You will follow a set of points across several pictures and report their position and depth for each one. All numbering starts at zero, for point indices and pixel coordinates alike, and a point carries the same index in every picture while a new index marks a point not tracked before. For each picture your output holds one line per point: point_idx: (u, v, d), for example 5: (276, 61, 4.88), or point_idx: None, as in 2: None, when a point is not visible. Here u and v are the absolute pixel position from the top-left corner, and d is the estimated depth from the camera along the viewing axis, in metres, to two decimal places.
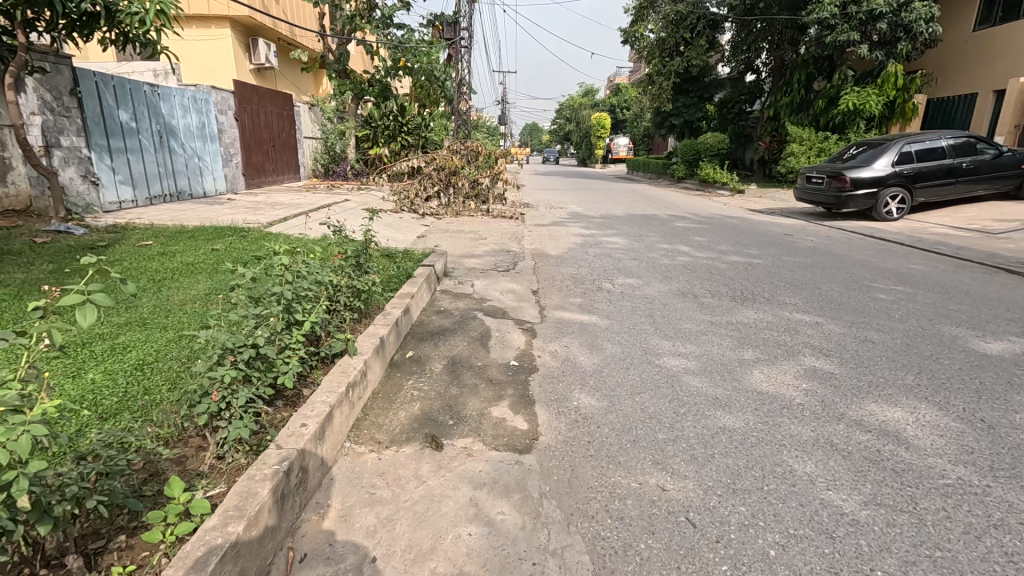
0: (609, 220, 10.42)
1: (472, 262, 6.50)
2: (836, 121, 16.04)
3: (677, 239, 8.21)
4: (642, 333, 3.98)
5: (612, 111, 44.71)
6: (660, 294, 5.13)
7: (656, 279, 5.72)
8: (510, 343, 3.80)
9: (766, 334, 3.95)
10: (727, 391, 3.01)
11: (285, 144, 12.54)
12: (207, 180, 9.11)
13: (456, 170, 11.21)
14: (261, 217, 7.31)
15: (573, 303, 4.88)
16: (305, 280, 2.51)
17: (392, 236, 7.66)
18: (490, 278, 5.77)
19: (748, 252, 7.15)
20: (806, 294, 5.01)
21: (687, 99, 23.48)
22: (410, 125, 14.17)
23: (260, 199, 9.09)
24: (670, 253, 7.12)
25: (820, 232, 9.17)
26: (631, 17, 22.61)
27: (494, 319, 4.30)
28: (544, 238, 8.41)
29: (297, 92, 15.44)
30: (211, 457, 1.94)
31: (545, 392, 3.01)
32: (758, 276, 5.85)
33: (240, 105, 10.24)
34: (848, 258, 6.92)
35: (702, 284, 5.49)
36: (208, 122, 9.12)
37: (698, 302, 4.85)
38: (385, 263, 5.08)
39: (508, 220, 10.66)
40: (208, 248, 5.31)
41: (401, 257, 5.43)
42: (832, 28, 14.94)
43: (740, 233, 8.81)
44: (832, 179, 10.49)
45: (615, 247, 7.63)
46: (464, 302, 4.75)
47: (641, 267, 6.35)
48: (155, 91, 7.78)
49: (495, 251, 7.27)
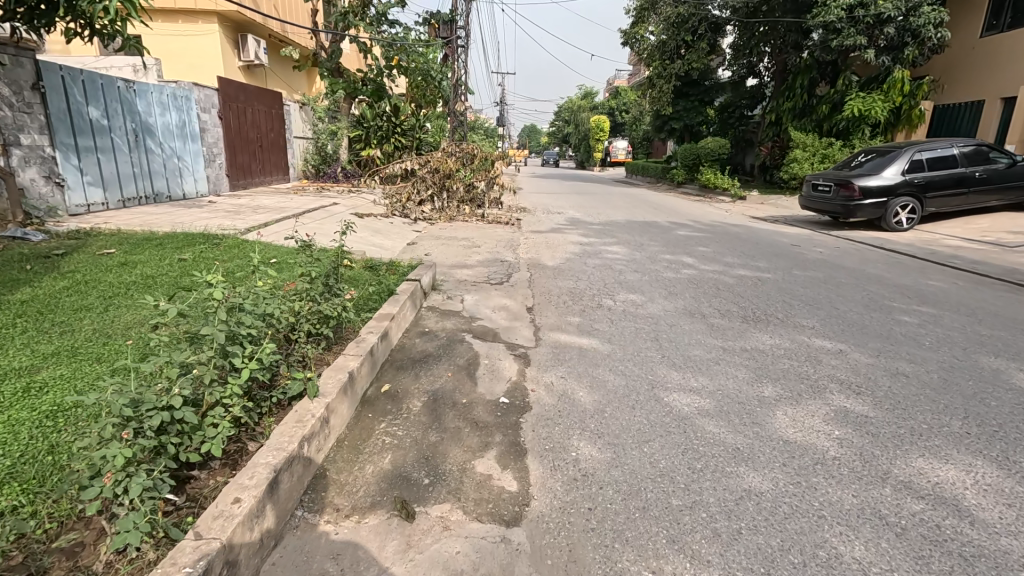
0: (608, 227, 10.02)
1: (464, 274, 6.08)
2: (840, 127, 15.71)
3: (679, 249, 7.82)
4: (648, 363, 3.57)
5: (611, 113, 44.39)
6: (665, 313, 4.72)
7: (660, 296, 5.32)
8: (499, 373, 3.39)
9: (785, 364, 3.55)
10: (749, 440, 2.61)
11: (274, 144, 12.11)
12: (187, 181, 8.66)
13: (451, 173, 10.84)
14: (240, 222, 6.88)
15: (570, 323, 4.47)
16: (250, 314, 2.06)
17: (380, 244, 7.26)
18: (482, 293, 5.36)
19: (756, 264, 6.76)
20: (823, 315, 4.61)
21: (687, 103, 22.78)
22: (404, 126, 13.76)
23: (243, 202, 8.66)
24: (673, 265, 6.72)
25: (828, 243, 8.80)
26: (633, 19, 22.32)
27: (483, 343, 3.89)
28: (541, 246, 8.02)
29: (288, 90, 15.01)
30: (108, 552, 1.52)
31: (538, 440, 2.61)
32: (769, 293, 5.45)
33: (226, 103, 9.81)
34: (862, 272, 6.54)
35: (709, 302, 5.09)
36: (189, 121, 8.67)
37: (708, 323, 4.44)
38: (365, 278, 4.68)
39: (503, 226, 10.25)
40: (175, 259, 4.89)
41: (384, 270, 5.03)
42: (838, 32, 14.62)
43: (745, 243, 8.43)
44: (839, 187, 10.14)
45: (615, 258, 7.22)
46: (452, 321, 4.34)
47: (643, 281, 5.95)
48: (130, 87, 7.34)
49: (488, 261, 6.85)
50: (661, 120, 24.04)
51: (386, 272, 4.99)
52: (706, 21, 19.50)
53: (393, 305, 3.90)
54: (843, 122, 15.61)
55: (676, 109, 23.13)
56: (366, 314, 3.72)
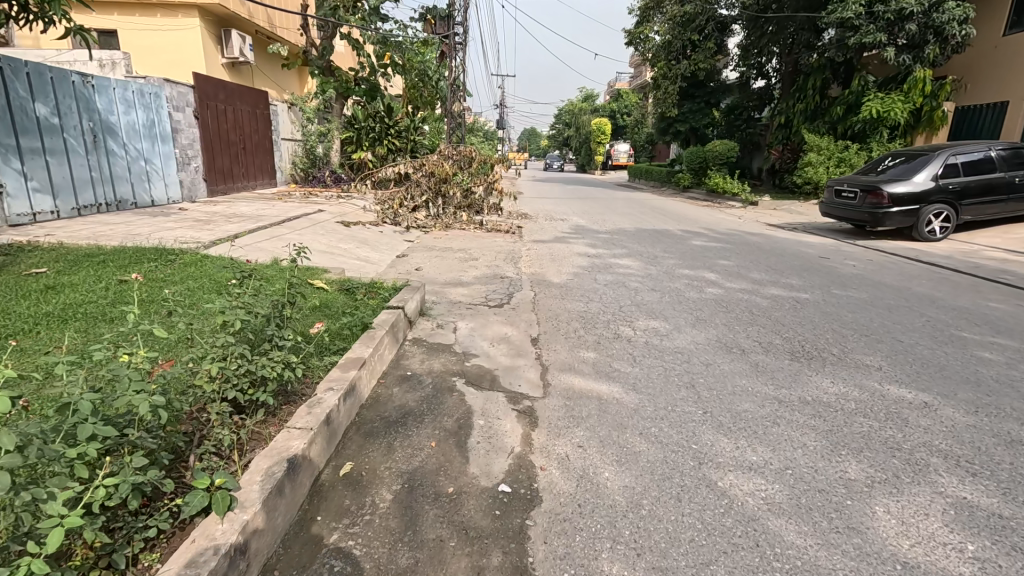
0: (616, 237, 9.26)
1: (458, 294, 5.31)
2: (856, 129, 14.99)
3: (697, 263, 7.07)
4: (688, 426, 2.79)
5: (611, 116, 43.62)
6: (695, 347, 3.95)
7: (685, 322, 4.55)
8: (498, 442, 2.60)
9: (862, 427, 2.78)
10: (852, 565, 1.84)
11: (258, 146, 11.25)
12: (156, 187, 7.91)
13: (447, 177, 10.10)
14: (207, 232, 6.11)
15: (584, 360, 3.71)
16: (86, 420, 1.33)
17: (366, 259, 6.50)
18: (478, 318, 4.59)
19: (788, 281, 6.01)
20: (886, 350, 3.85)
21: (693, 104, 22.24)
22: (398, 127, 13.09)
23: (218, 209, 7.90)
24: (694, 283, 5.97)
25: (858, 255, 8.05)
26: (636, 18, 21.66)
27: (479, 393, 3.11)
28: (545, 259, 7.26)
29: (277, 90, 14.25)
30: None
31: (553, 561, 1.85)
32: (812, 318, 4.70)
33: (202, 102, 9.06)
34: (908, 290, 5.79)
35: (746, 331, 4.33)
36: (159, 120, 7.92)
37: (750, 362, 3.69)
38: (336, 306, 3.90)
39: (504, 234, 9.51)
40: (113, 281, 4.10)
41: (361, 294, 4.25)
42: (855, 29, 13.93)
43: (768, 255, 7.68)
44: (866, 193, 9.39)
45: (628, 273, 6.46)
46: (441, 360, 3.57)
47: (662, 303, 5.18)
48: (87, 82, 6.61)
49: (486, 277, 6.08)
50: (666, 122, 23.27)
51: (364, 296, 4.22)
52: (713, 20, 18.83)
53: (368, 345, 3.13)
54: (860, 124, 14.87)
55: (681, 112, 22.39)
56: (333, 357, 2.96)
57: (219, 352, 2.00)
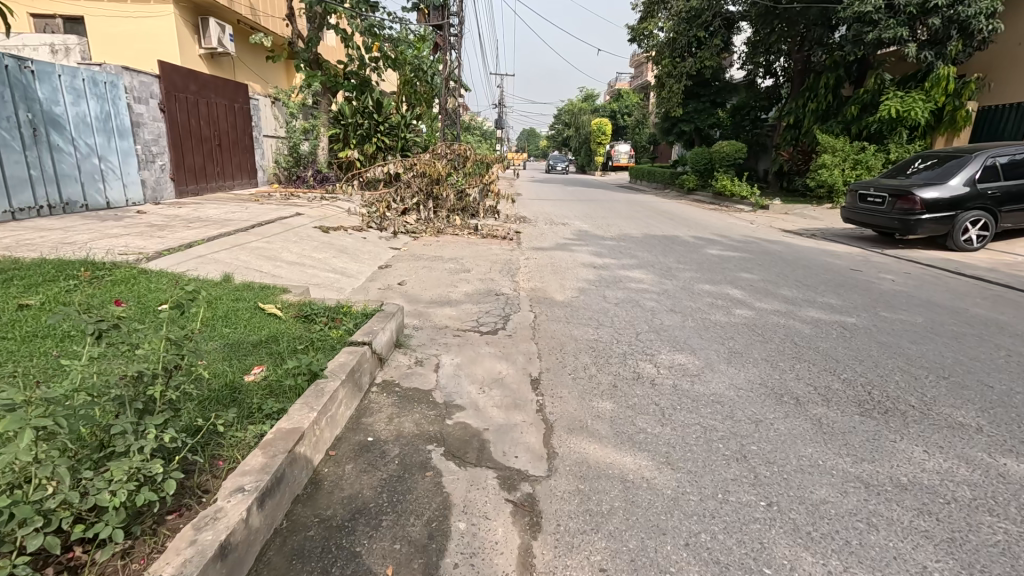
0: (624, 244, 8.47)
1: (445, 317, 4.53)
2: (873, 129, 14.28)
3: (716, 277, 6.30)
4: (753, 532, 2.00)
5: (612, 116, 42.66)
6: (736, 394, 3.18)
7: (717, 357, 3.75)
8: (485, 566, 1.80)
9: (995, 536, 1.98)
10: None
11: (237, 144, 10.42)
12: (113, 187, 7.09)
13: (439, 178, 9.34)
14: (159, 240, 5.32)
15: (598, 416, 2.91)
16: None
17: (342, 272, 5.72)
18: (467, 350, 3.80)
19: (825, 300, 5.24)
20: (975, 401, 3.06)
21: (698, 104, 21.45)
22: (389, 124, 12.31)
23: (183, 212, 7.11)
24: (718, 302, 5.21)
25: (892, 267, 7.28)
26: (640, 14, 21.00)
27: (460, 474, 2.30)
28: (545, 271, 6.47)
29: (261, 84, 13.43)
30: None
31: None
32: (867, 350, 3.93)
33: (169, 94, 8.21)
34: (965, 312, 5.02)
35: (794, 369, 3.55)
36: (116, 113, 7.11)
37: (811, 417, 2.91)
38: (284, 343, 3.10)
39: (500, 241, 8.75)
40: (7, 306, 3.25)
41: (320, 324, 3.45)
42: (873, 24, 13.15)
43: (793, 268, 6.91)
44: (895, 198, 8.61)
45: (642, 288, 5.68)
46: (415, 416, 2.77)
47: (685, 329, 4.39)
48: (25, 67, 5.79)
49: (479, 295, 5.30)
50: (670, 122, 22.49)
51: (324, 327, 3.41)
52: (721, 16, 18.26)
53: (313, 407, 2.35)
54: (877, 125, 14.08)
55: (686, 111, 21.55)
56: (260, 428, 2.18)
57: (13, 477, 1.26)
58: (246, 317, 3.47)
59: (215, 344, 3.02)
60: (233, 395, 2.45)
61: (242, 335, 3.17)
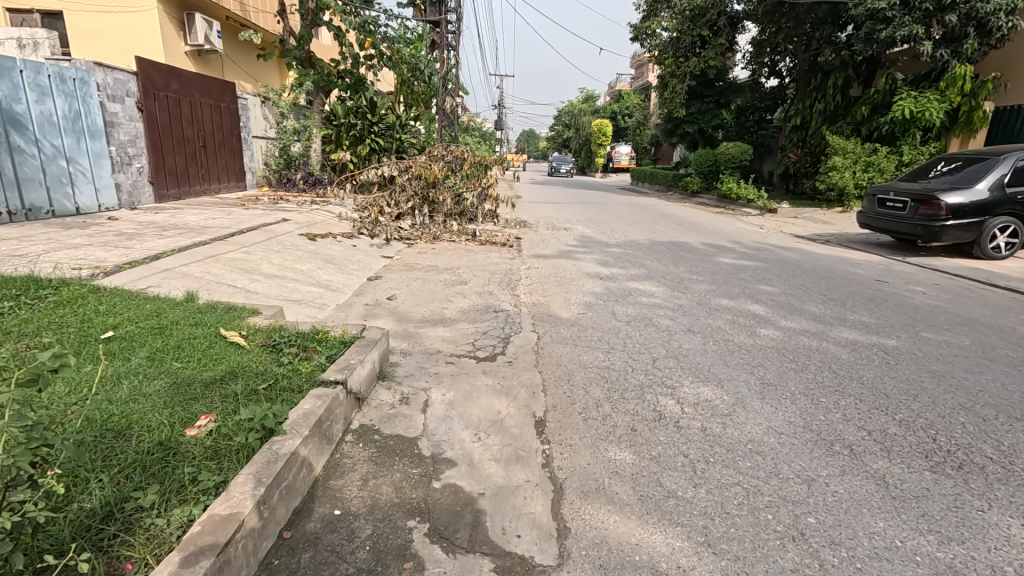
0: (630, 251, 7.99)
1: (437, 340, 4.05)
2: (884, 131, 13.84)
3: (733, 289, 5.82)
4: None
5: (612, 117, 41.87)
6: (778, 441, 2.69)
7: (748, 393, 3.27)
8: None
9: None
10: None
11: (223, 145, 9.92)
12: (83, 191, 6.60)
13: (435, 181, 8.86)
14: (125, 250, 4.85)
15: (617, 474, 2.43)
16: None
17: (326, 286, 5.24)
18: (460, 383, 3.31)
19: (857, 318, 4.76)
20: None
21: (702, 105, 20.92)
22: (381, 124, 11.56)
23: (159, 219, 6.63)
24: (739, 319, 4.73)
25: (918, 277, 6.81)
26: (642, 13, 20.58)
27: (448, 566, 1.81)
28: (548, 283, 5.99)
29: (252, 83, 12.97)
30: None
31: None
32: (918, 380, 3.45)
33: (146, 91, 7.71)
34: (1013, 331, 4.55)
35: (840, 407, 3.07)
36: (87, 112, 6.63)
37: (873, 474, 2.42)
38: (243, 382, 2.62)
39: (499, 247, 8.27)
40: None
41: (288, 356, 2.95)
42: (886, 22, 12.68)
43: (814, 279, 6.43)
44: (918, 203, 8.15)
45: (654, 303, 5.20)
46: (396, 477, 2.28)
47: (707, 353, 3.90)
48: None
49: (476, 311, 4.82)
50: (672, 123, 21.90)
51: (293, 361, 2.91)
52: (725, 15, 17.97)
53: (261, 480, 1.85)
54: (888, 125, 13.70)
55: (689, 112, 21.09)
56: (186, 513, 1.69)
57: None
58: (203, 347, 2.97)
59: (159, 386, 2.53)
60: (164, 462, 1.97)
61: (194, 372, 2.68)
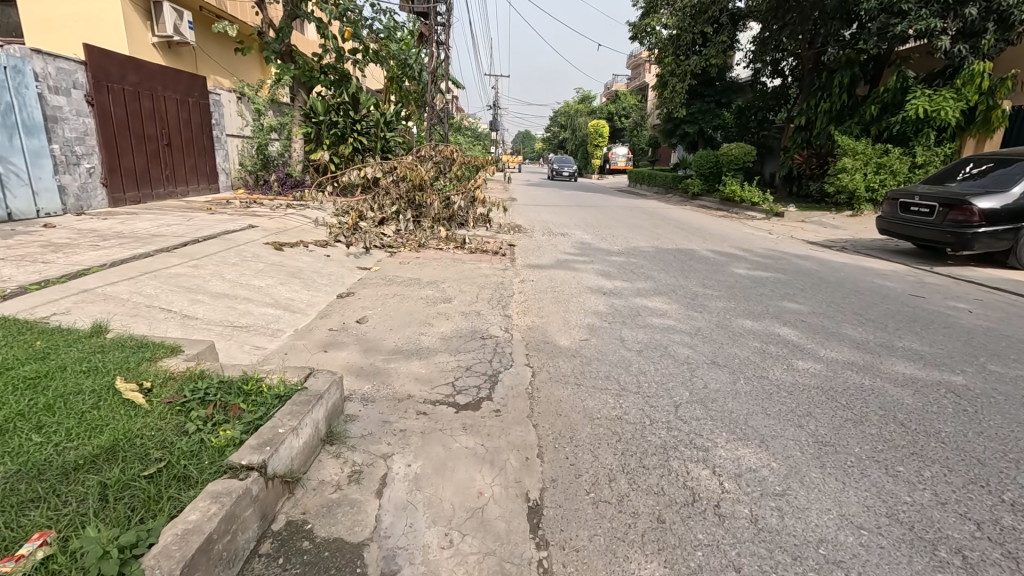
0: (634, 260, 7.30)
1: (409, 379, 3.32)
2: (895, 131, 13.21)
3: (754, 308, 5.10)
4: None
5: (610, 117, 41.38)
6: (861, 543, 1.96)
7: (802, 458, 2.54)
8: None
9: None
10: None
11: (192, 143, 9.13)
12: (17, 194, 5.84)
13: (422, 183, 8.16)
14: (41, 266, 4.09)
15: None
16: None
17: (286, 305, 4.51)
18: (430, 446, 2.58)
19: (906, 345, 4.08)
20: None
21: (702, 104, 20.32)
22: (365, 123, 10.75)
23: (104, 225, 5.87)
24: (769, 346, 4.04)
25: (955, 291, 6.14)
26: (642, 10, 19.96)
27: None
28: (545, 299, 5.27)
29: (228, 77, 12.20)
30: None
31: None
32: (1014, 436, 2.73)
33: (97, 82, 6.93)
34: None
35: (928, 483, 2.34)
36: (21, 105, 5.86)
37: None
38: (119, 469, 1.87)
39: (491, 256, 7.56)
40: None
41: (198, 420, 2.21)
42: (901, 15, 12.09)
43: (843, 294, 5.74)
44: (946, 209, 7.49)
45: (667, 326, 4.49)
46: None
47: (740, 397, 3.17)
48: None
49: (460, 337, 4.10)
50: (672, 123, 21.30)
51: (202, 429, 2.16)
52: (728, 12, 17.32)
53: None
54: (900, 125, 13.07)
55: (689, 112, 20.50)
56: None
57: None
58: (83, 408, 2.21)
59: None
60: None
61: (55, 451, 1.93)
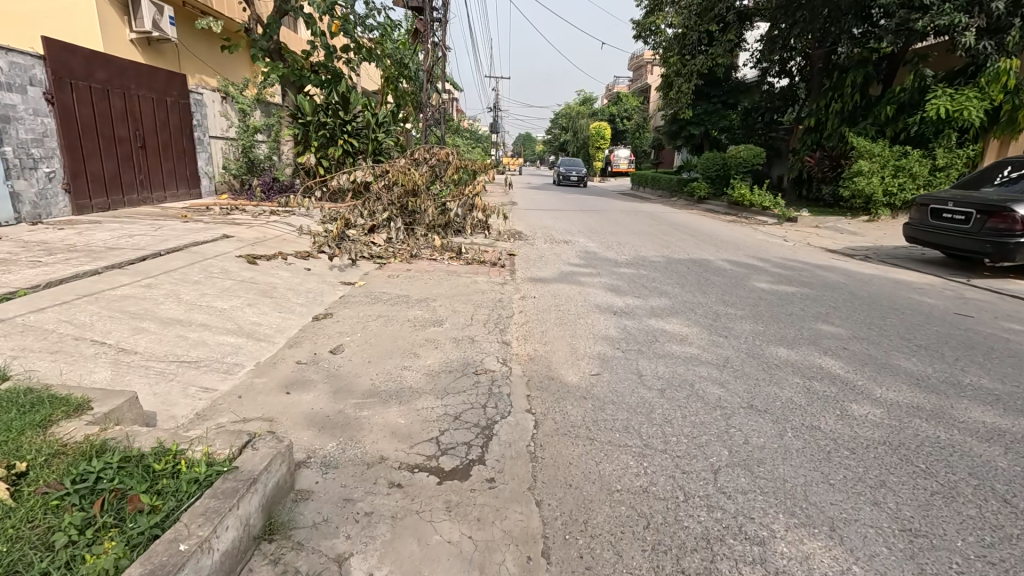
0: (644, 273, 6.69)
1: (383, 433, 2.69)
2: (913, 133, 12.61)
3: (787, 331, 4.48)
4: None
5: (611, 119, 40.86)
6: None
7: (895, 559, 1.92)
8: None
9: None
10: None
11: (170, 145, 8.55)
12: None
13: (416, 188, 7.57)
14: None
15: None
16: None
17: (250, 331, 3.90)
18: (400, 541, 1.95)
19: (975, 382, 3.45)
20: None
21: (708, 105, 19.61)
22: (356, 124, 10.19)
23: (57, 236, 5.28)
24: (815, 384, 3.41)
25: (1003, 309, 5.53)
26: (645, 9, 19.41)
27: None
28: (549, 321, 4.65)
29: (213, 75, 11.64)
30: None
31: None
32: None
33: (58, 79, 6.36)
34: None
35: None
36: None
37: None
38: None
39: (488, 267, 6.95)
40: None
41: (74, 528, 1.59)
42: (922, 10, 11.47)
43: (882, 313, 5.13)
44: (985, 216, 6.85)
45: (690, 355, 3.87)
46: None
47: (793, 459, 2.55)
48: None
49: (449, 372, 3.47)
50: (677, 124, 20.62)
51: (76, 543, 1.54)
52: (734, 10, 16.77)
53: None
54: (918, 126, 12.47)
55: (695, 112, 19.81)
56: None
57: None
58: None
59: None
60: None
61: None
